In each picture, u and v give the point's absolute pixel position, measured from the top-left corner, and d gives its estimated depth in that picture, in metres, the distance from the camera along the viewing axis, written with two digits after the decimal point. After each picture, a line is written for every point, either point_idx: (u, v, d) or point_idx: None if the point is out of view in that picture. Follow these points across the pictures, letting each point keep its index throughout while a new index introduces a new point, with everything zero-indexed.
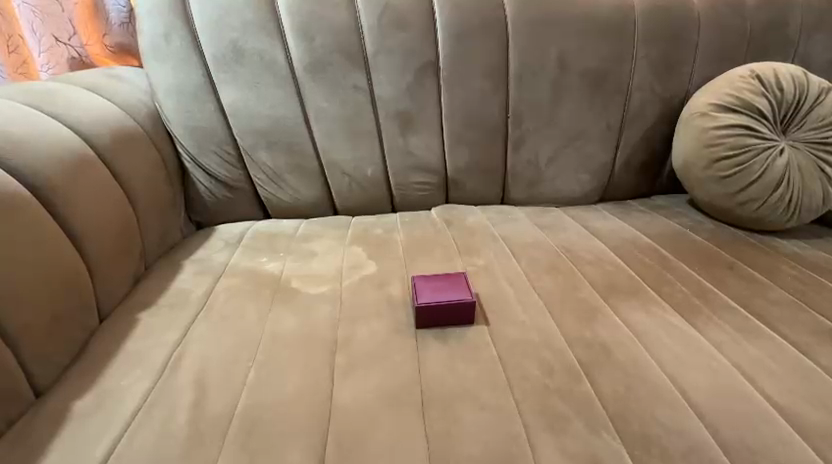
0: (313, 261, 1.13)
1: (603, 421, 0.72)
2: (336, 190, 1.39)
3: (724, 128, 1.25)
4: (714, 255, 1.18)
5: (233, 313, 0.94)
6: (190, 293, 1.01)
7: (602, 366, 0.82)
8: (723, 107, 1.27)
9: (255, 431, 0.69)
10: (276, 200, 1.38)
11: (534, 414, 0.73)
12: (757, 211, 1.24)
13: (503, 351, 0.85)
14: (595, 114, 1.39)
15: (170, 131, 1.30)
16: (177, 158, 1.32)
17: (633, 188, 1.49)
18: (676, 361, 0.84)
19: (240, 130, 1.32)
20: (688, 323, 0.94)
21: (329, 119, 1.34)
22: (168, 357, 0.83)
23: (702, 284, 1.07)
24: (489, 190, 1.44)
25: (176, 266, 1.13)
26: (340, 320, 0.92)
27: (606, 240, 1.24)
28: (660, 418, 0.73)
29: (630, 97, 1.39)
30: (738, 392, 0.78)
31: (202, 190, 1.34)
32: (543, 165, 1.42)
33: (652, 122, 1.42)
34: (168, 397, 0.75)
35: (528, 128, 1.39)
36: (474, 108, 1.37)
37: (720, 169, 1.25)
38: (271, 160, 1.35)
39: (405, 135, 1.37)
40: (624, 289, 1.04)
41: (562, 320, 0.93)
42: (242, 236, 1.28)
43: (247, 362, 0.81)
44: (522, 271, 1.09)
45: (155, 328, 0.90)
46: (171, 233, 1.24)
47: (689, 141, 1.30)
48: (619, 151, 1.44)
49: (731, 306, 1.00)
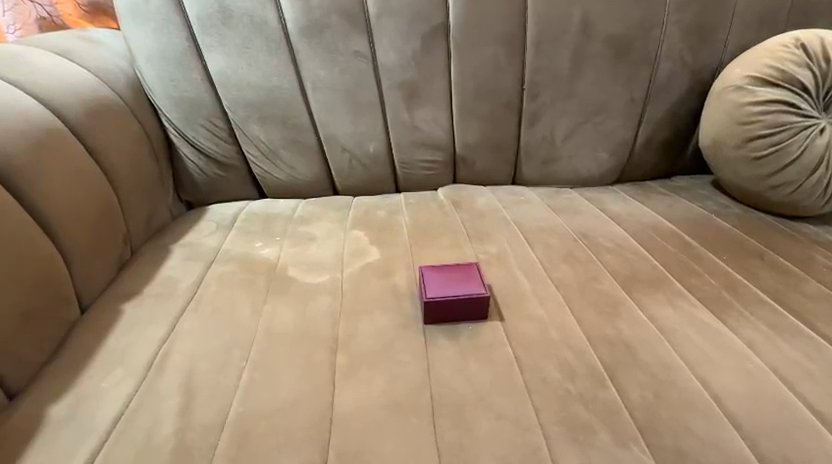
0: (311, 247, 1.05)
1: (631, 432, 0.66)
2: (336, 168, 1.29)
3: (760, 103, 1.13)
4: (741, 244, 1.07)
5: (224, 305, 0.87)
6: (178, 282, 0.93)
7: (627, 368, 0.75)
8: (761, 80, 1.14)
9: (249, 443, 0.63)
10: (270, 178, 1.28)
11: (556, 424, 0.67)
12: (791, 195, 1.13)
13: (519, 350, 0.78)
14: (618, 86, 1.27)
15: (152, 101, 1.18)
16: (161, 132, 1.21)
17: (655, 167, 1.38)
18: (708, 364, 0.76)
19: (229, 101, 1.20)
20: (718, 318, 0.86)
21: (328, 89, 1.22)
22: (153, 355, 0.76)
23: (731, 275, 0.97)
24: (499, 169, 1.34)
25: (164, 251, 1.04)
26: (341, 314, 0.85)
27: (626, 224, 1.14)
28: (692, 429, 0.67)
29: (658, 67, 1.26)
30: (777, 398, 0.71)
31: (190, 166, 1.24)
32: (559, 143, 1.31)
33: (680, 96, 1.29)
34: (155, 401, 0.68)
35: (544, 101, 1.27)
36: (485, 79, 1.24)
37: (753, 149, 1.14)
38: (263, 135, 1.24)
39: (410, 109, 1.25)
40: (645, 280, 0.95)
41: (582, 315, 0.85)
42: (235, 218, 1.19)
43: (240, 362, 0.75)
44: (536, 260, 1.01)
45: (140, 322, 0.83)
46: (158, 215, 1.15)
47: (721, 118, 1.18)
48: (642, 128, 1.32)
49: (762, 299, 0.90)
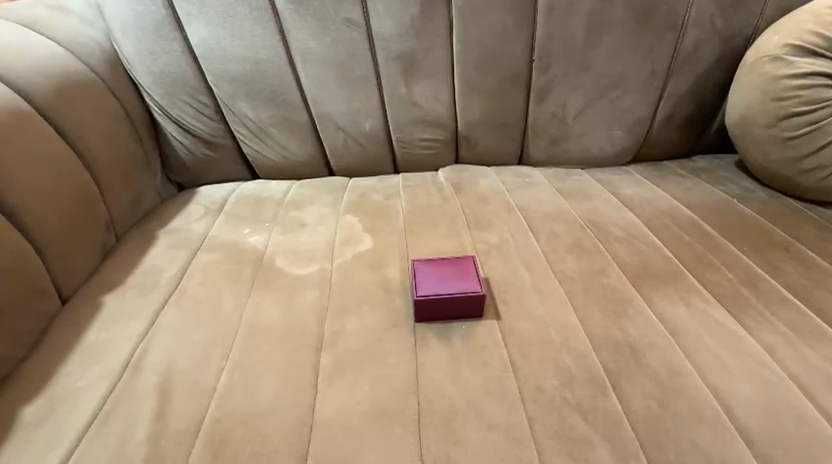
0: (301, 235, 0.99)
1: (631, 447, 0.61)
2: (330, 147, 1.21)
3: (799, 76, 1.00)
4: (766, 232, 0.97)
5: (206, 298, 0.83)
6: (161, 272, 0.89)
7: (632, 375, 0.70)
8: (803, 48, 1.01)
9: (224, 452, 0.60)
10: (261, 157, 1.21)
11: (549, 436, 0.62)
12: (827, 180, 1.01)
13: (515, 353, 0.73)
14: (638, 57, 1.15)
15: (132, 76, 1.11)
16: (144, 110, 1.14)
17: (676, 146, 1.26)
18: (722, 371, 0.70)
19: (214, 75, 1.12)
20: (734, 318, 0.78)
21: (319, 62, 1.12)
22: (131, 353, 0.73)
23: (751, 269, 0.88)
24: (505, 149, 1.24)
25: (148, 237, 1.00)
26: (328, 309, 0.81)
27: (639, 210, 1.06)
28: (698, 444, 0.62)
29: (686, 34, 1.13)
30: (795, 412, 0.65)
31: (176, 146, 1.17)
32: (570, 120, 1.20)
33: (709, 67, 1.16)
34: (129, 404, 0.66)
35: (555, 74, 1.16)
36: (491, 49, 1.13)
37: (785, 128, 1.02)
38: (251, 112, 1.16)
39: (408, 82, 1.15)
40: (658, 274, 0.87)
41: (586, 314, 0.79)
42: (224, 201, 1.13)
43: (220, 362, 0.71)
44: (540, 251, 0.94)
45: (119, 317, 0.80)
46: (145, 197, 1.10)
47: (752, 92, 1.05)
48: (663, 102, 1.20)
49: (785, 297, 0.82)
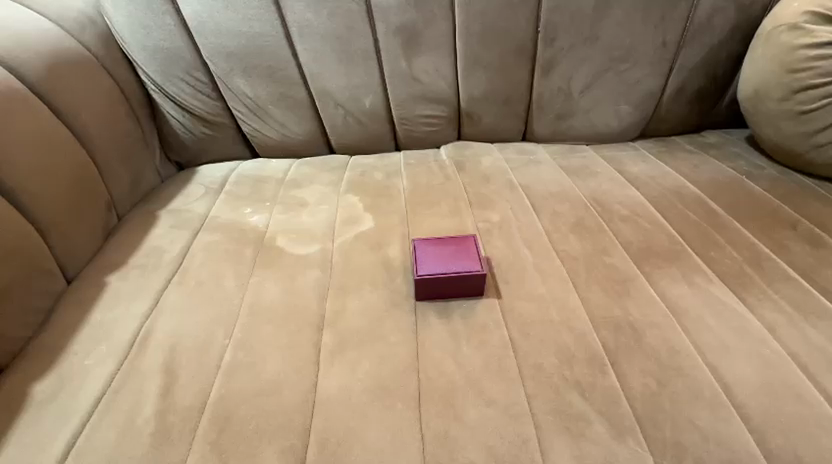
0: (302, 214, 0.99)
1: (628, 423, 0.62)
2: (330, 125, 1.18)
3: (818, 46, 0.95)
4: (774, 210, 0.95)
5: (208, 279, 0.83)
6: (164, 253, 0.90)
7: (632, 354, 0.70)
8: (823, 16, 0.95)
9: (229, 427, 0.62)
10: (260, 135, 1.18)
11: (549, 413, 0.63)
12: None
13: (515, 332, 0.73)
14: (648, 26, 1.10)
15: (126, 52, 1.09)
16: (140, 87, 1.12)
17: (686, 121, 1.22)
18: (720, 349, 0.70)
19: (209, 50, 1.09)
20: (736, 297, 0.78)
21: (317, 35, 1.09)
22: (137, 333, 0.75)
23: (757, 247, 0.87)
24: (509, 125, 1.21)
25: (150, 217, 1.00)
26: (329, 289, 0.81)
27: (644, 188, 1.04)
28: (695, 420, 0.63)
29: (699, 1, 1.07)
30: (794, 390, 0.65)
31: (174, 124, 1.15)
32: (576, 94, 1.16)
33: (723, 37, 1.11)
34: (136, 381, 0.68)
35: (562, 46, 1.11)
36: (495, 20, 1.09)
37: (799, 101, 0.98)
38: (248, 88, 1.13)
39: (409, 56, 1.12)
40: (661, 253, 0.86)
41: (587, 293, 0.79)
42: (224, 181, 1.12)
43: (223, 341, 0.73)
44: (542, 230, 0.93)
45: (124, 297, 0.81)
46: (145, 178, 1.09)
47: (767, 64, 1.01)
48: (674, 75, 1.15)
49: (789, 276, 0.81)
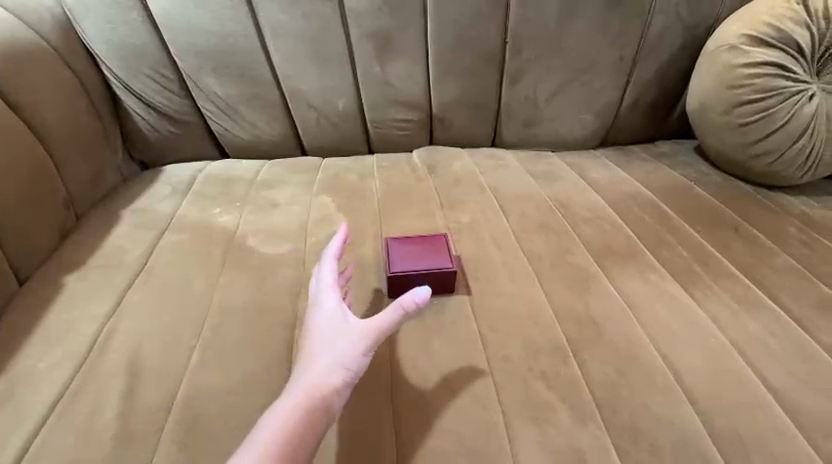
0: (273, 215, 0.98)
1: (589, 409, 0.66)
2: (302, 126, 1.18)
3: (752, 65, 1.06)
4: (718, 213, 1.04)
5: (176, 279, 0.82)
6: (127, 252, 0.87)
7: (593, 345, 0.74)
8: (756, 39, 1.06)
9: (198, 426, 0.62)
10: (230, 135, 1.17)
11: (515, 402, 0.67)
12: (773, 164, 1.08)
13: (484, 327, 0.76)
14: (606, 42, 1.18)
15: (88, 47, 1.06)
16: (103, 83, 1.09)
17: (641, 131, 1.31)
18: (671, 339, 0.76)
19: (178, 48, 1.08)
20: (686, 292, 0.84)
21: (290, 37, 1.10)
22: (97, 333, 0.73)
23: (704, 247, 0.94)
24: (479, 131, 1.25)
25: (111, 216, 0.97)
26: (302, 287, 0.81)
27: (604, 192, 1.10)
28: (649, 404, 0.67)
29: (651, 20, 1.17)
30: (735, 375, 0.71)
31: (139, 122, 1.12)
32: (542, 103, 1.22)
33: (673, 55, 1.21)
34: (97, 382, 0.67)
35: (528, 57, 1.17)
36: (466, 30, 1.14)
37: (738, 115, 1.08)
38: (218, 87, 1.12)
39: (382, 61, 1.14)
40: (619, 253, 0.92)
41: (551, 289, 0.83)
42: (193, 180, 1.10)
43: (191, 341, 0.72)
44: (510, 230, 0.97)
45: (82, 298, 0.78)
46: (107, 176, 1.05)
47: (711, 80, 1.11)
48: (630, 88, 1.24)
49: (732, 272, 0.88)
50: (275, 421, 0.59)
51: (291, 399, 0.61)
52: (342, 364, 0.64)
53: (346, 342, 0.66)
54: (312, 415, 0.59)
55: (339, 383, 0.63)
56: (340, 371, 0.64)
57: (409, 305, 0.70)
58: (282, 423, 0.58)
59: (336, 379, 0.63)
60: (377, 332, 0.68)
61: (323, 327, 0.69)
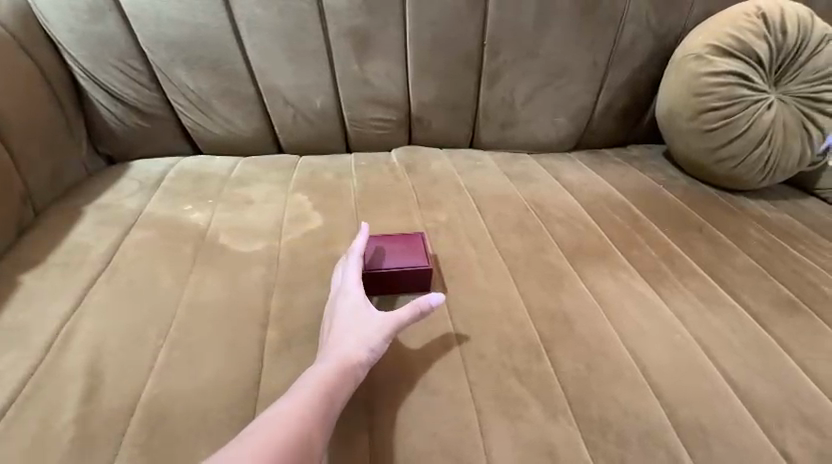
0: (247, 212, 0.96)
1: (561, 404, 0.68)
2: (279, 123, 1.16)
3: (717, 74, 1.10)
4: (684, 215, 1.08)
5: (142, 277, 0.79)
6: (89, 249, 0.83)
7: (565, 342, 0.76)
8: (720, 49, 1.11)
9: (163, 429, 0.60)
10: (203, 131, 1.14)
11: (489, 398, 0.67)
12: (736, 169, 1.13)
13: (460, 325, 0.77)
14: (580, 47, 1.21)
15: (51, 35, 1.01)
16: (67, 73, 1.04)
17: (613, 136, 1.35)
18: (639, 335, 0.78)
19: (148, 39, 1.04)
20: (653, 290, 0.87)
21: (266, 32, 1.08)
22: (55, 334, 0.69)
23: (670, 247, 0.98)
24: (457, 132, 1.26)
25: (73, 212, 0.92)
26: (276, 286, 0.80)
27: (578, 194, 1.13)
28: (617, 398, 0.69)
29: (622, 28, 1.20)
30: (698, 369, 0.74)
31: (105, 115, 1.08)
32: (519, 105, 1.25)
33: (643, 62, 1.25)
34: (54, 385, 0.63)
35: (505, 60, 1.19)
36: (444, 31, 1.15)
37: (704, 121, 1.12)
38: (191, 81, 1.09)
39: (360, 59, 1.14)
40: (591, 252, 0.94)
41: (526, 287, 0.85)
42: (163, 176, 1.06)
43: (157, 341, 0.70)
44: (487, 229, 0.98)
45: (39, 297, 0.74)
46: (69, 171, 1.00)
47: (679, 87, 1.15)
48: (603, 93, 1.27)
49: (696, 271, 0.92)
50: (310, 387, 0.60)
51: (323, 370, 0.62)
52: (370, 343, 0.67)
53: (373, 325, 0.69)
54: (339, 386, 0.62)
55: (364, 359, 0.65)
56: (368, 349, 0.66)
57: (430, 300, 0.74)
58: (315, 390, 0.60)
59: (364, 358, 0.65)
60: (400, 320, 0.71)
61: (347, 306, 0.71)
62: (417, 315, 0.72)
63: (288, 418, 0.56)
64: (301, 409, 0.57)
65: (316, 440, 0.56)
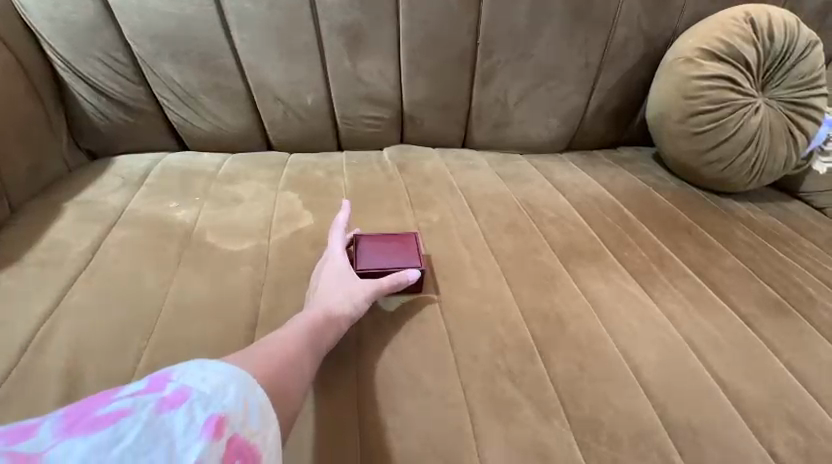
0: (235, 210, 0.94)
1: (553, 405, 0.67)
2: (268, 120, 1.14)
3: (706, 78, 1.11)
4: (674, 216, 1.09)
5: (124, 277, 0.76)
6: (69, 248, 0.80)
7: (557, 343, 0.75)
8: (710, 53, 1.12)
9: None
10: (190, 126, 1.11)
11: (481, 400, 0.67)
12: (723, 171, 1.15)
13: (452, 327, 0.76)
14: (573, 49, 1.21)
15: (29, 25, 0.97)
16: (47, 65, 1.00)
17: (604, 137, 1.36)
18: (631, 336, 0.78)
19: (132, 30, 1.01)
20: (644, 291, 0.88)
21: (256, 26, 1.05)
22: (31, 336, 0.66)
23: (661, 248, 0.98)
24: (449, 131, 1.25)
25: (52, 209, 0.89)
26: (264, 286, 0.78)
27: (570, 194, 1.13)
28: (610, 399, 0.69)
29: (615, 30, 1.21)
30: (689, 369, 0.75)
31: (87, 108, 1.04)
32: (511, 105, 1.24)
33: (634, 64, 1.26)
34: (29, 389, 0.61)
35: (498, 59, 1.19)
36: (437, 30, 1.14)
37: (693, 123, 1.13)
38: (178, 75, 1.06)
39: (352, 56, 1.12)
40: (583, 253, 0.95)
41: (518, 288, 0.84)
42: (147, 172, 1.03)
43: (140, 343, 0.67)
44: (479, 229, 0.97)
45: (14, 296, 0.71)
46: (49, 166, 0.97)
47: (669, 90, 1.16)
48: (595, 95, 1.28)
49: (686, 273, 0.93)
50: (300, 325, 0.66)
51: (308, 316, 0.68)
52: (352, 298, 0.73)
53: (355, 283, 0.75)
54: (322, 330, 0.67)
55: (346, 310, 0.71)
56: (352, 302, 0.72)
57: (410, 271, 0.78)
58: (303, 331, 0.65)
59: (346, 309, 0.71)
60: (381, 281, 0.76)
61: (332, 266, 0.78)
62: (396, 285, 0.76)
63: (283, 345, 0.62)
64: (294, 340, 0.63)
65: (306, 368, 0.62)
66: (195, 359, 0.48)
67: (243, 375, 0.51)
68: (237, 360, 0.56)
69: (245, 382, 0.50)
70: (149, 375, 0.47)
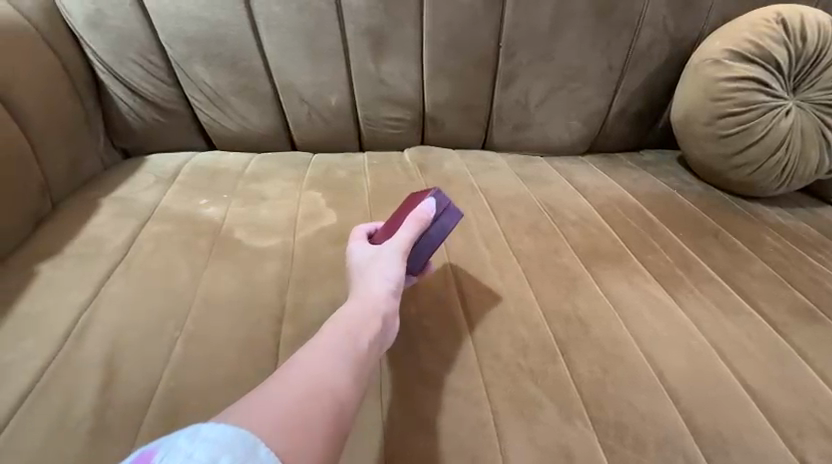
0: (261, 208, 0.96)
1: (576, 407, 0.67)
2: (293, 121, 1.17)
3: (734, 80, 1.09)
4: (700, 220, 1.07)
5: (158, 270, 0.79)
6: (106, 241, 0.84)
7: (579, 344, 0.75)
8: (738, 54, 1.10)
9: (177, 419, 0.60)
10: (219, 126, 1.14)
11: (503, 400, 0.67)
12: (752, 175, 1.12)
13: (473, 326, 0.76)
14: (596, 51, 1.20)
15: (73, 29, 1.03)
16: (87, 67, 1.05)
17: (627, 139, 1.34)
18: (655, 340, 0.77)
19: (167, 34, 1.05)
20: (669, 295, 0.86)
21: (284, 29, 1.08)
22: (72, 324, 0.70)
23: (686, 252, 0.97)
24: (470, 133, 1.26)
25: (90, 204, 0.93)
26: (290, 281, 0.80)
27: (592, 197, 1.12)
28: (634, 403, 0.68)
29: (640, 32, 1.20)
30: (716, 375, 0.73)
31: (122, 108, 1.09)
32: (532, 107, 1.24)
33: (659, 66, 1.24)
34: (71, 375, 0.64)
35: (520, 61, 1.19)
36: (460, 32, 1.15)
37: (721, 126, 1.11)
38: (208, 77, 1.10)
39: (376, 58, 1.14)
40: (605, 255, 0.94)
41: (540, 289, 0.84)
42: (178, 171, 1.06)
43: (173, 333, 0.70)
44: (500, 230, 0.98)
45: (57, 286, 0.75)
46: (87, 164, 1.02)
47: (695, 93, 1.14)
48: (618, 97, 1.27)
49: (712, 277, 0.91)
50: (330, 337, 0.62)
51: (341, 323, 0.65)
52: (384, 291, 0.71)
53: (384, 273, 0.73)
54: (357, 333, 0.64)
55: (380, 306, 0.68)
56: (387, 284, 0.72)
57: (423, 207, 0.80)
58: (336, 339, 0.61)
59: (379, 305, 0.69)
60: (406, 238, 0.77)
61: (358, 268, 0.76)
62: (419, 226, 0.79)
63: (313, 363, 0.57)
64: (326, 355, 0.59)
65: (344, 393, 0.56)
66: (184, 433, 0.46)
67: (240, 436, 0.46)
68: (254, 398, 0.51)
69: (243, 447, 0.45)
70: (135, 456, 0.45)
